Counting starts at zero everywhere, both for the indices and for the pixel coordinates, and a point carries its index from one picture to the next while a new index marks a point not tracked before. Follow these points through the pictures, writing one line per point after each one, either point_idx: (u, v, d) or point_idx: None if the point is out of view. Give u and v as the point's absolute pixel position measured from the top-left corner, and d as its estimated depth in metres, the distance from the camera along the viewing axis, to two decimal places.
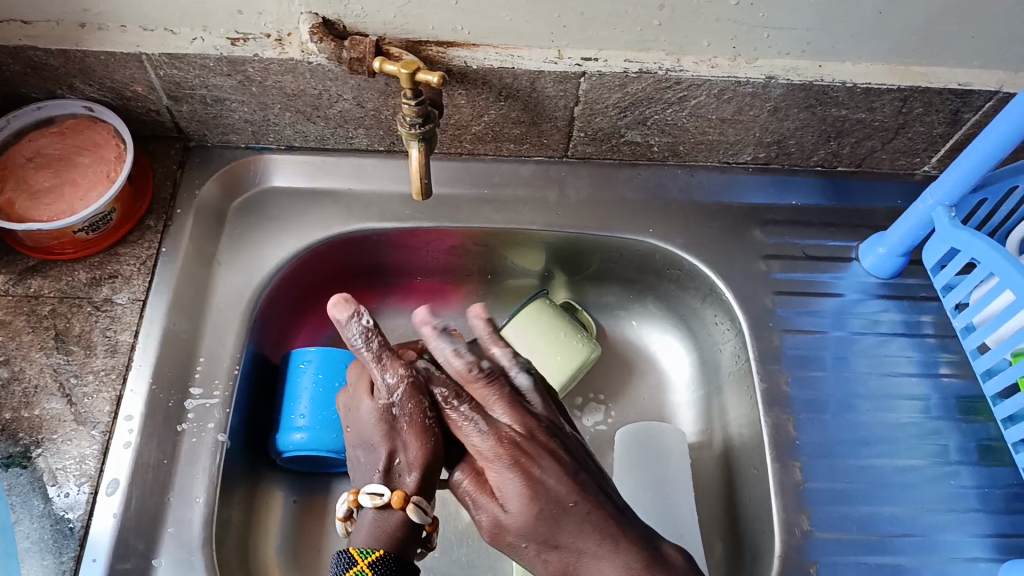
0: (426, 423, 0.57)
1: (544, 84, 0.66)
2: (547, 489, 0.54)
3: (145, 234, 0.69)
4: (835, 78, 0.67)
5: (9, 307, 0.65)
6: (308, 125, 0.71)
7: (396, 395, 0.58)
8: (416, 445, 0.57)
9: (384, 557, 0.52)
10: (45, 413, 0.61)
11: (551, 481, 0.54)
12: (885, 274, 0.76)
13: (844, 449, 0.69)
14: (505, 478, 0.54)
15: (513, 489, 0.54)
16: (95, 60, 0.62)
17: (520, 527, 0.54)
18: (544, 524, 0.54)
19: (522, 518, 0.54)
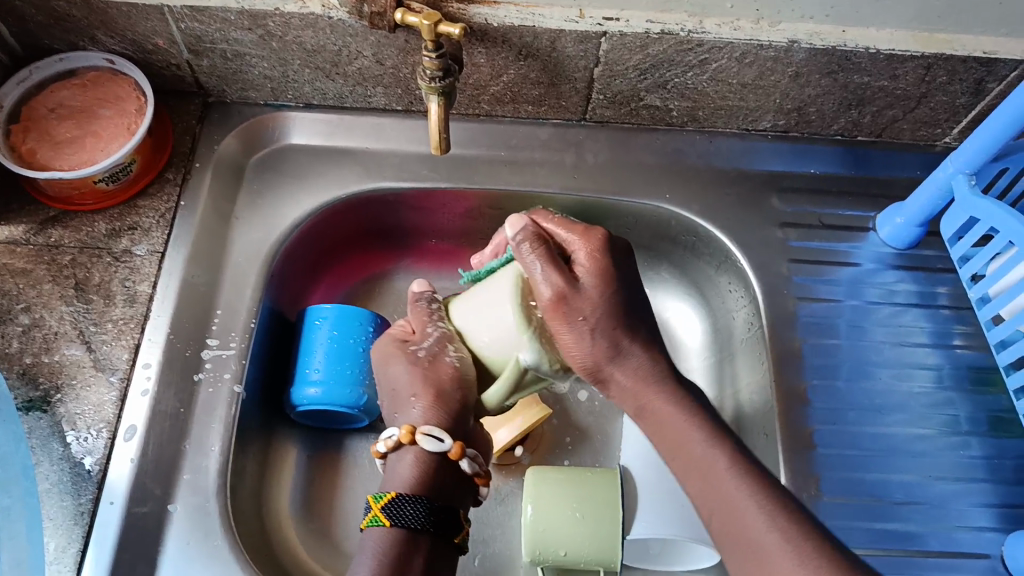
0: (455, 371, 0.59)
1: (565, 44, 0.66)
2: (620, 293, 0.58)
3: (164, 186, 0.69)
4: (858, 44, 0.66)
5: (30, 255, 0.65)
6: (327, 82, 0.71)
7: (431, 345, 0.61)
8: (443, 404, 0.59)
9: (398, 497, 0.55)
10: (65, 359, 0.62)
11: (618, 266, 0.59)
12: (901, 244, 0.76)
13: (855, 416, 0.69)
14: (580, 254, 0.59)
15: (586, 266, 0.58)
16: (117, 11, 0.63)
17: (586, 306, 0.57)
18: (611, 310, 0.57)
19: (593, 294, 0.57)
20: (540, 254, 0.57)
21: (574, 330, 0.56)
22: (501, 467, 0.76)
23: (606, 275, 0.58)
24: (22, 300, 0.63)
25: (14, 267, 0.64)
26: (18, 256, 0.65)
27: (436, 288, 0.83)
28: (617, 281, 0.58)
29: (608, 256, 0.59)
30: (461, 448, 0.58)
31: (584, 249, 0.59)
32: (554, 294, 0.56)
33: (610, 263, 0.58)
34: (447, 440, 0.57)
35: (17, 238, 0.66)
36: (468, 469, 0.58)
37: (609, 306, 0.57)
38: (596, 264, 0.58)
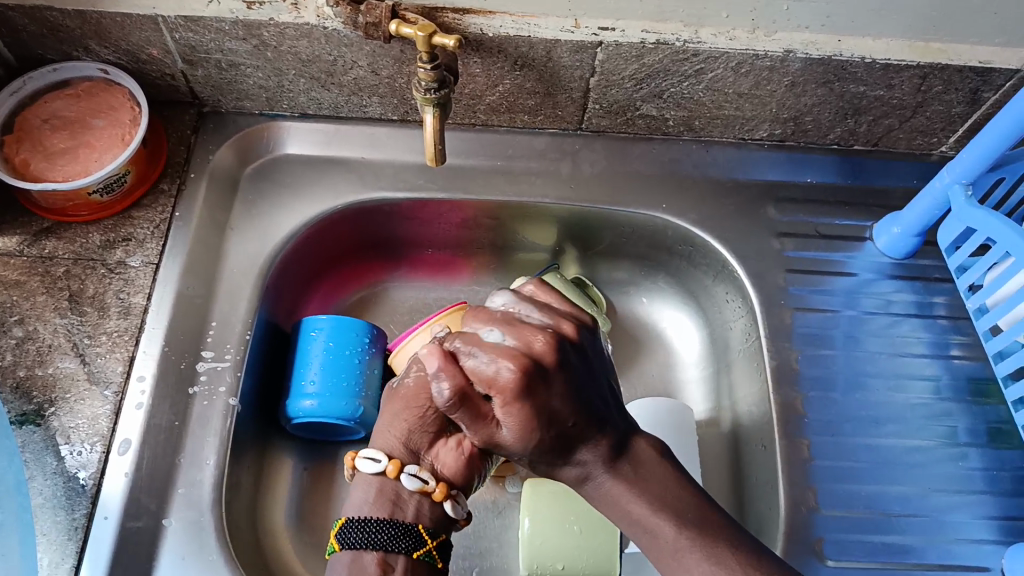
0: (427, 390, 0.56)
1: (561, 54, 0.66)
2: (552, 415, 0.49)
3: (159, 198, 0.69)
4: (854, 53, 0.66)
5: (24, 267, 0.65)
6: (322, 92, 0.71)
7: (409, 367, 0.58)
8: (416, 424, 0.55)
9: (347, 522, 0.52)
10: (59, 372, 0.61)
11: (552, 407, 0.49)
12: (898, 254, 0.75)
13: (852, 427, 0.69)
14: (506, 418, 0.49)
15: (507, 409, 0.49)
16: (111, 21, 0.63)
17: (512, 451, 0.51)
18: (544, 452, 0.50)
19: (520, 448, 0.50)
20: (459, 414, 0.49)
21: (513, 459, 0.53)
22: (497, 479, 0.76)
23: (536, 429, 0.49)
24: (16, 312, 0.63)
25: (8, 279, 0.64)
26: (12, 268, 0.65)
27: (433, 298, 0.83)
28: (541, 420, 0.49)
29: (535, 399, 0.49)
30: (399, 465, 0.53)
31: (508, 406, 0.49)
32: (490, 446, 0.51)
33: (543, 412, 0.49)
34: (381, 460, 0.53)
35: (11, 250, 0.65)
36: (411, 486, 0.53)
37: (543, 449, 0.50)
38: (523, 420, 0.49)
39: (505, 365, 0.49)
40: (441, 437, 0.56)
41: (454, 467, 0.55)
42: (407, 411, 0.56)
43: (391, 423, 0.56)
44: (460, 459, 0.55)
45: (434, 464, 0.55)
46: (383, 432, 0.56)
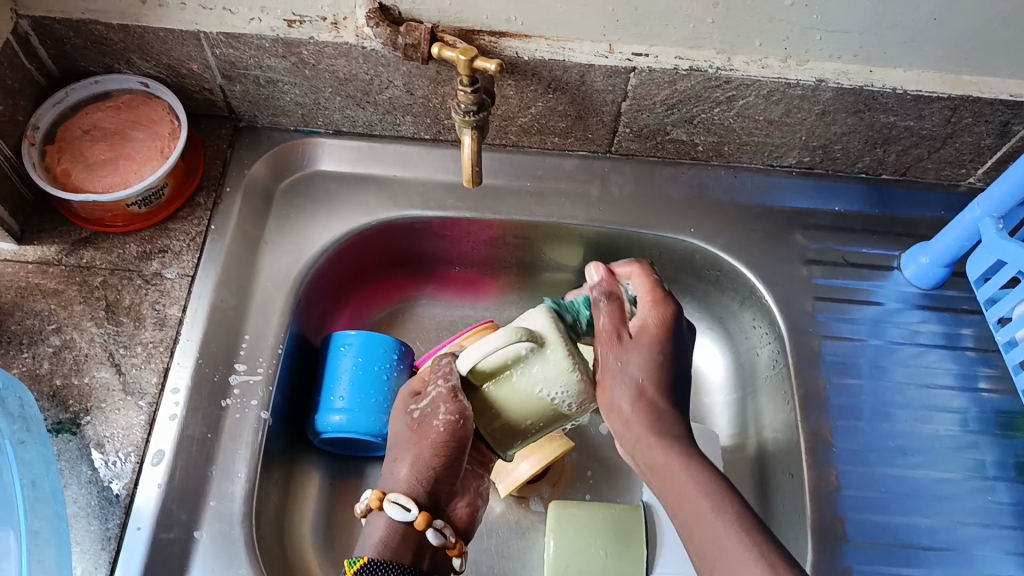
0: (454, 436, 0.56)
1: (594, 78, 0.67)
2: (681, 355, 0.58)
3: (195, 211, 0.70)
4: (886, 84, 0.67)
5: (62, 276, 0.66)
6: (357, 110, 0.72)
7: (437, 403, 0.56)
8: (440, 470, 0.57)
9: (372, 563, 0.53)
10: (94, 382, 0.62)
11: (676, 340, 0.57)
12: (926, 284, 0.75)
13: (879, 457, 0.69)
14: (646, 323, 0.57)
15: (651, 322, 0.57)
16: (155, 36, 0.64)
17: (633, 367, 0.56)
18: (654, 369, 0.56)
19: (637, 353, 0.56)
20: (610, 302, 0.58)
21: (625, 373, 0.56)
22: (521, 499, 0.76)
23: (665, 345, 0.57)
24: (53, 321, 0.64)
25: (47, 287, 0.65)
26: (51, 277, 0.66)
27: (459, 316, 0.83)
28: (674, 348, 0.57)
29: (674, 330, 0.57)
30: (428, 519, 0.56)
31: (656, 313, 0.57)
32: (611, 357, 0.57)
33: (674, 339, 0.57)
34: (412, 510, 0.55)
35: (51, 259, 0.67)
36: (435, 540, 0.56)
37: (660, 363, 0.57)
38: (660, 328, 0.57)
39: (659, 282, 0.60)
40: (458, 490, 0.59)
41: (465, 519, 0.59)
42: (436, 458, 0.56)
43: (421, 472, 0.57)
44: (470, 513, 0.60)
45: (451, 514, 0.59)
46: (410, 478, 0.57)
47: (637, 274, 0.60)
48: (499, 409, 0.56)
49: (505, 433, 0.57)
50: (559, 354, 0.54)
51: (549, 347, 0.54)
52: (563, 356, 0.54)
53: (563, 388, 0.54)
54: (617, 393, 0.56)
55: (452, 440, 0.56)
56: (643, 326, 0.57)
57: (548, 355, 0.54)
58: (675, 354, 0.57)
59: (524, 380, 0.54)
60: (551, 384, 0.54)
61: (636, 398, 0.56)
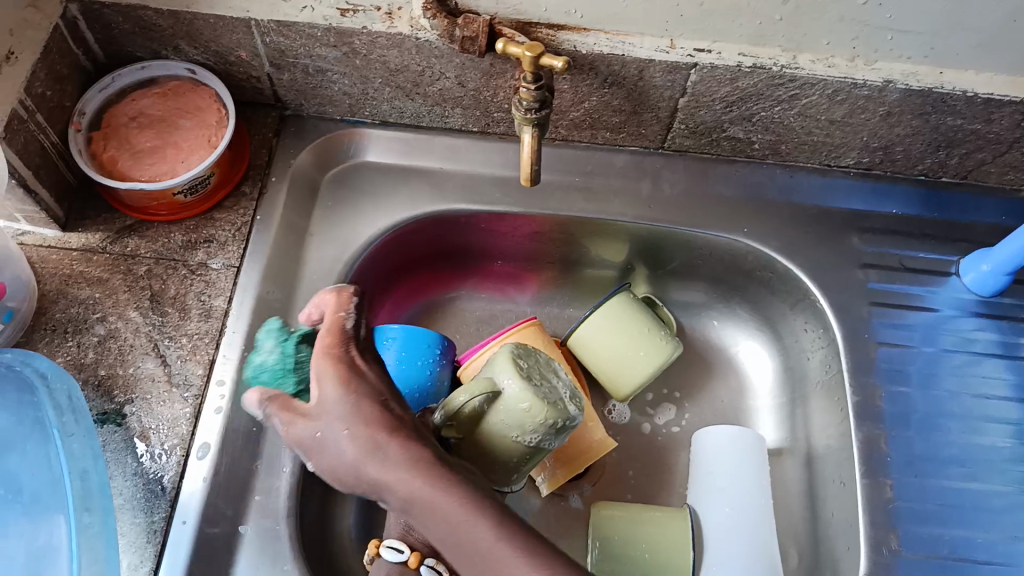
0: None
1: (653, 74, 0.65)
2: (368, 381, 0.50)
3: (241, 200, 0.69)
4: (956, 86, 0.64)
5: (107, 265, 0.65)
6: (406, 101, 0.70)
7: None
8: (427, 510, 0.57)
9: None
10: (139, 373, 0.62)
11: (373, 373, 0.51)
12: (985, 292, 0.73)
13: (931, 469, 0.67)
14: (320, 396, 0.49)
15: (327, 380, 0.49)
16: (204, 23, 0.62)
17: (333, 414, 0.48)
18: (356, 415, 0.48)
19: (331, 404, 0.48)
20: (275, 395, 0.50)
21: (331, 438, 0.48)
22: (561, 498, 0.75)
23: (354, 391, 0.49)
24: (98, 309, 0.64)
25: (91, 276, 0.65)
26: (95, 264, 0.65)
27: (500, 310, 0.82)
28: (357, 378, 0.50)
29: (343, 369, 0.50)
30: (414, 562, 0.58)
31: (330, 362, 0.50)
32: (304, 425, 0.48)
33: (369, 380, 0.50)
34: (403, 550, 0.54)
35: (94, 246, 0.66)
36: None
37: (353, 414, 0.48)
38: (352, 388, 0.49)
39: (345, 326, 0.53)
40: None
41: None
42: None
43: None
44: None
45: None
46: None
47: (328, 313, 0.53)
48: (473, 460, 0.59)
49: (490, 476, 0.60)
50: (518, 398, 0.56)
51: (508, 393, 0.56)
52: (521, 399, 0.56)
53: (530, 428, 0.56)
54: (327, 445, 0.48)
55: None
56: (330, 370, 0.50)
57: (509, 400, 0.56)
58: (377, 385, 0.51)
59: (493, 429, 0.57)
60: (515, 426, 0.56)
61: (357, 454, 0.47)
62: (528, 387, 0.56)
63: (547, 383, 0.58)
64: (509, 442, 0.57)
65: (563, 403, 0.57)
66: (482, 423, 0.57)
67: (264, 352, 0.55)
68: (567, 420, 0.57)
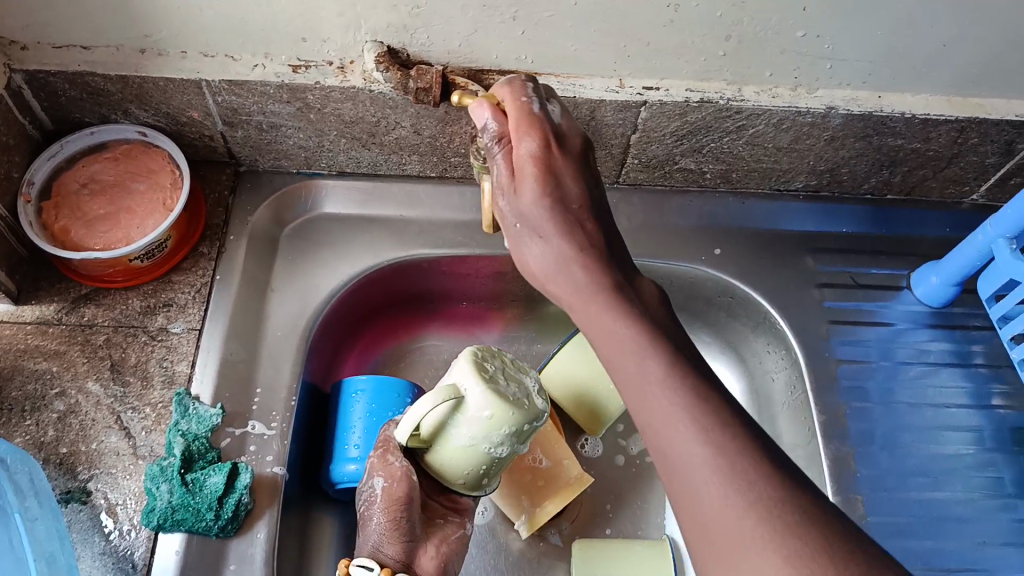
0: (395, 505, 0.60)
1: (604, 113, 0.66)
2: (564, 186, 0.50)
3: (199, 261, 0.68)
4: (895, 109, 0.67)
5: (63, 336, 0.64)
6: (362, 151, 0.70)
7: (378, 481, 0.61)
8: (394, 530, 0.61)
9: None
10: (103, 448, 0.60)
11: (566, 179, 0.50)
12: (935, 303, 0.75)
13: (900, 482, 0.69)
14: (523, 167, 0.50)
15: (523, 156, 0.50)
16: (153, 86, 0.62)
17: (534, 210, 0.50)
18: (546, 223, 0.50)
19: (529, 205, 0.50)
20: (501, 148, 0.51)
21: (513, 235, 0.52)
22: (540, 538, 0.74)
23: (538, 154, 0.50)
24: (56, 384, 0.62)
25: (47, 349, 0.63)
26: (51, 337, 0.64)
27: None
28: (555, 179, 0.50)
29: (546, 163, 0.50)
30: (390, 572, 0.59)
31: (526, 146, 0.50)
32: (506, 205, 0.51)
33: (562, 179, 0.50)
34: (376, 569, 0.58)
35: (50, 318, 0.65)
36: None
37: (541, 218, 0.50)
38: (537, 156, 0.50)
39: (531, 103, 0.51)
40: (421, 546, 0.62)
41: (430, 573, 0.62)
42: (382, 523, 0.61)
43: (383, 536, 0.61)
44: (438, 563, 0.62)
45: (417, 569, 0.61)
46: (373, 541, 0.61)
47: (510, 94, 0.52)
48: (443, 468, 0.60)
49: (463, 482, 0.61)
50: (480, 405, 0.57)
51: (469, 401, 0.57)
52: (483, 405, 0.57)
53: (495, 435, 0.57)
54: (523, 244, 0.52)
55: (397, 503, 0.60)
56: (529, 175, 0.50)
57: (472, 409, 0.57)
58: (570, 192, 0.51)
59: (460, 438, 0.58)
60: (480, 432, 0.57)
61: (550, 260, 0.51)
62: (488, 390, 0.57)
63: (509, 385, 0.59)
64: (476, 449, 0.58)
65: (526, 402, 0.58)
66: (448, 431, 0.58)
67: (164, 493, 0.58)
68: (531, 422, 0.58)
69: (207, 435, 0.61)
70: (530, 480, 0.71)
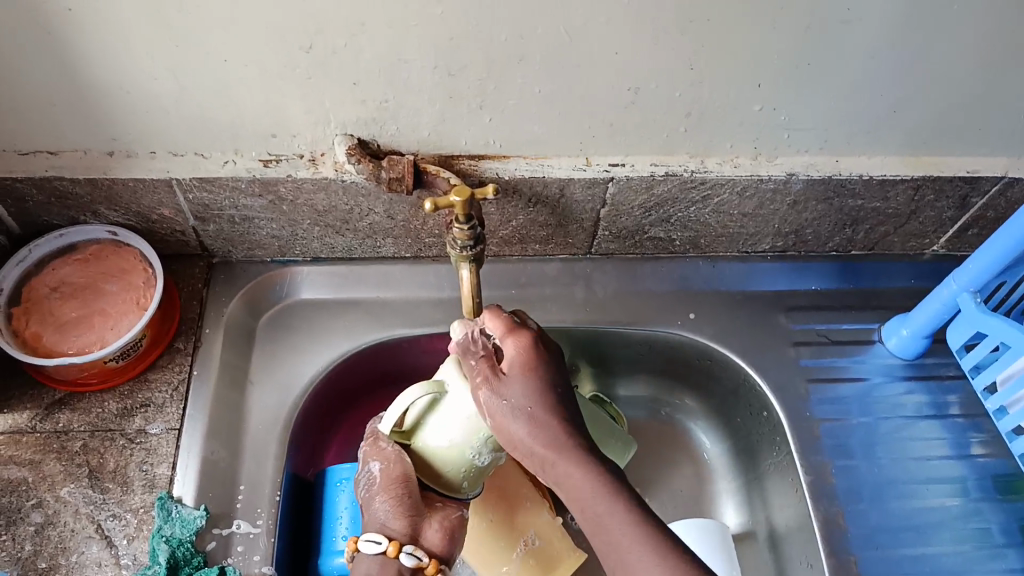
0: (395, 485, 0.59)
1: (573, 190, 0.67)
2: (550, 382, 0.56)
3: (175, 357, 0.68)
4: (853, 172, 0.69)
5: (39, 445, 0.63)
6: (336, 237, 0.71)
7: (375, 465, 0.59)
8: (395, 509, 0.59)
9: None
10: (83, 559, 0.59)
11: (547, 371, 0.57)
12: (908, 355, 0.77)
13: (891, 539, 0.69)
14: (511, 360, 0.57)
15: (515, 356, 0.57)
16: (123, 187, 0.62)
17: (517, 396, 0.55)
18: (535, 398, 0.55)
19: (521, 384, 0.55)
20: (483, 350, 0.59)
21: (494, 409, 0.55)
22: None
23: (520, 351, 0.57)
24: (33, 496, 0.61)
25: (22, 459, 0.62)
26: (26, 447, 0.63)
27: None
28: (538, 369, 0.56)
29: (536, 358, 0.57)
30: (399, 545, 0.58)
31: (514, 346, 0.57)
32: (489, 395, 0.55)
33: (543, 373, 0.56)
34: (382, 541, 0.58)
35: (23, 427, 0.64)
36: (410, 563, 0.58)
37: (530, 395, 0.55)
38: (522, 352, 0.57)
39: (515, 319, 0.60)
40: (426, 520, 0.60)
41: (438, 544, 0.60)
42: (383, 502, 0.59)
43: (387, 508, 0.59)
44: (445, 535, 0.60)
45: (424, 542, 0.59)
46: (379, 515, 0.59)
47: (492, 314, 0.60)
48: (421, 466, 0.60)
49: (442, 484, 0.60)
50: (463, 403, 0.58)
51: (451, 398, 0.58)
52: (466, 404, 0.58)
53: (474, 435, 0.58)
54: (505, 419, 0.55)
55: (395, 484, 0.59)
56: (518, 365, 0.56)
57: (452, 406, 0.58)
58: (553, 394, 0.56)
59: (437, 435, 0.58)
60: (456, 430, 0.58)
61: (527, 424, 0.54)
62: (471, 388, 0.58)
63: None
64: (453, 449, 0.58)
65: None
66: (426, 424, 0.59)
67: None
68: None
69: (191, 539, 0.60)
70: (524, 567, 0.71)
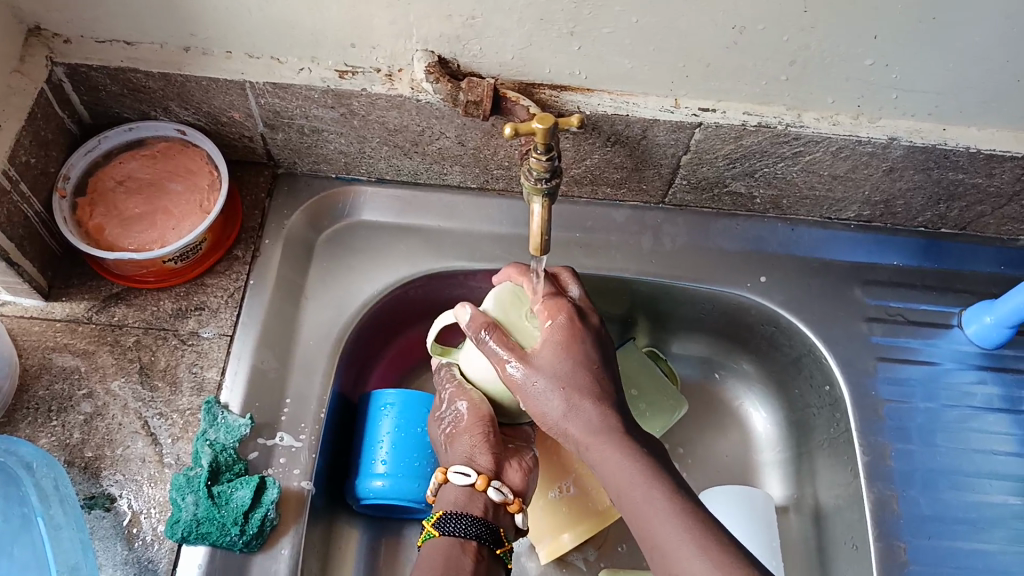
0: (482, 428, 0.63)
1: (656, 133, 0.64)
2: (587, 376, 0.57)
3: (232, 264, 0.67)
4: (959, 143, 0.64)
5: (92, 336, 0.63)
6: (403, 159, 0.68)
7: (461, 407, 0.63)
8: (482, 448, 0.62)
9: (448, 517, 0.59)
10: (129, 453, 0.59)
11: (587, 345, 0.59)
12: (987, 345, 0.73)
13: (944, 529, 0.67)
14: (550, 337, 0.58)
15: (553, 334, 0.58)
16: (196, 85, 0.60)
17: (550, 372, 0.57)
18: (568, 376, 0.57)
19: (554, 363, 0.57)
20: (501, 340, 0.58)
21: (529, 391, 0.58)
22: (564, 562, 0.73)
23: (559, 326, 0.59)
24: (84, 386, 0.61)
25: (76, 348, 0.62)
26: (80, 336, 0.63)
27: None
28: (576, 347, 0.58)
29: (577, 334, 0.59)
30: (486, 479, 0.60)
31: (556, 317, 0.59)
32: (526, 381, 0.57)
33: (585, 348, 0.58)
34: (471, 474, 0.60)
35: (79, 316, 0.64)
36: (497, 497, 0.61)
37: (564, 374, 0.57)
38: (560, 330, 0.59)
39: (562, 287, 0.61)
40: (507, 459, 0.63)
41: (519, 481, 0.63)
42: (470, 438, 0.62)
43: (475, 446, 0.62)
44: (524, 477, 0.63)
45: (505, 480, 0.62)
46: (465, 452, 0.62)
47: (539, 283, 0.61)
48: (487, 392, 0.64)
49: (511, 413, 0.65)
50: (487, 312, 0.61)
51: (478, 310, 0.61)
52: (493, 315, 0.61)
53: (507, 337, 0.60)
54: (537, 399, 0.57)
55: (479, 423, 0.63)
56: (555, 339, 0.58)
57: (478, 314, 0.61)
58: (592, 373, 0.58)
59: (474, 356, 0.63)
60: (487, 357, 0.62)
61: (562, 406, 0.57)
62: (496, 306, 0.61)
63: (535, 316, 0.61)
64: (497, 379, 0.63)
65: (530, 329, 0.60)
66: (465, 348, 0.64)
67: (190, 505, 0.57)
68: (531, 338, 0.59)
69: (235, 445, 0.60)
70: (554, 513, 0.69)
